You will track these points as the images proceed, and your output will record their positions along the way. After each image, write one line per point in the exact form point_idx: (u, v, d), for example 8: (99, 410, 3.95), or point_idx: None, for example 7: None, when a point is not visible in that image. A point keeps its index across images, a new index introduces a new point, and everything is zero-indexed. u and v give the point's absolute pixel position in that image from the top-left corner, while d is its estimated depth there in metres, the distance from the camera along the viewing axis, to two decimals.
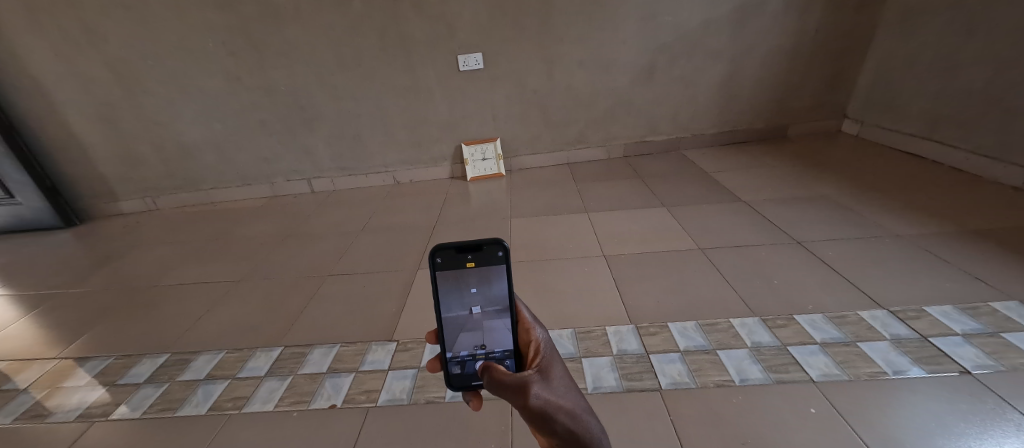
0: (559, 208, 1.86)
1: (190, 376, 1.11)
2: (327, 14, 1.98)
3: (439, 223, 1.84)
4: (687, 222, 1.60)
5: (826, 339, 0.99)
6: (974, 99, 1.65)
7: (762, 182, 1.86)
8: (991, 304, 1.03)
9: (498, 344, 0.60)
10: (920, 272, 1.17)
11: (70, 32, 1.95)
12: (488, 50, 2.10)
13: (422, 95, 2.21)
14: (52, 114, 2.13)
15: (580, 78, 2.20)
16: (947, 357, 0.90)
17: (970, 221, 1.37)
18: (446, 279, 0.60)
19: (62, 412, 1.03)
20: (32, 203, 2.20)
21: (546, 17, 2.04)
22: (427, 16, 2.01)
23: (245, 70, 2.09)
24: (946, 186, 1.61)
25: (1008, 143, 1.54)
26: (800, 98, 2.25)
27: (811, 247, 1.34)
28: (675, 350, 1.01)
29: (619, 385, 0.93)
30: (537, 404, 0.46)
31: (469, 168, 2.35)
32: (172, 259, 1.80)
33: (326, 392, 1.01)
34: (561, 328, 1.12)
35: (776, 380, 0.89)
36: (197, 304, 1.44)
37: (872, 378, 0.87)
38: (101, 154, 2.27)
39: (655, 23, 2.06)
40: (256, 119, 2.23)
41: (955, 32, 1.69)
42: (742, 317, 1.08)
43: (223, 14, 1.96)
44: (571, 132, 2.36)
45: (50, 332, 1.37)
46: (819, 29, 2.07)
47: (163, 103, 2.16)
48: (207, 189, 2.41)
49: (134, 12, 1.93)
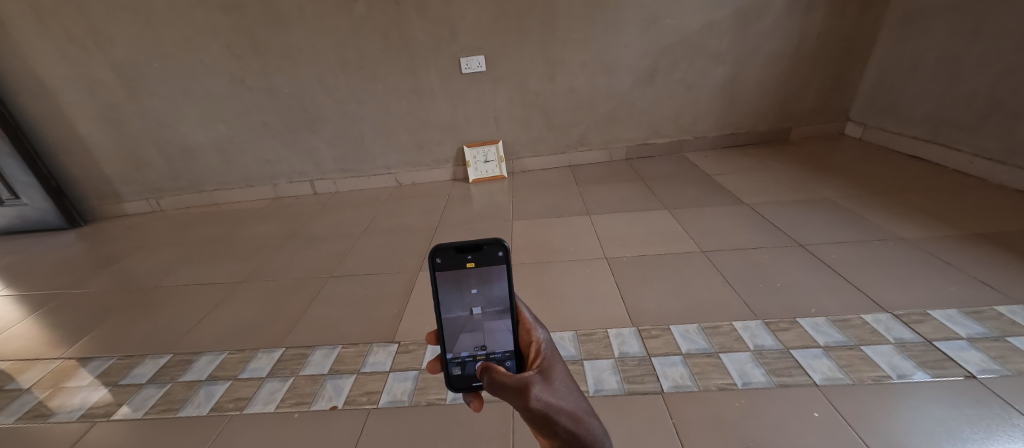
0: (561, 210, 1.86)
1: (192, 377, 1.11)
2: (330, 17, 1.99)
3: (440, 225, 1.84)
4: (688, 224, 1.60)
5: (829, 342, 0.98)
6: (977, 102, 1.64)
7: (765, 186, 1.86)
8: (996, 308, 1.02)
9: (498, 345, 0.59)
10: (925, 276, 1.16)
11: (76, 35, 1.97)
12: (490, 53, 2.11)
13: (424, 97, 2.22)
14: (58, 115, 2.15)
15: (582, 81, 2.20)
16: (951, 361, 0.89)
17: (974, 225, 1.36)
18: (447, 280, 0.61)
19: (63, 412, 1.04)
20: (37, 203, 2.22)
21: (548, 20, 2.05)
22: (430, 19, 2.02)
23: (249, 72, 2.11)
24: (952, 189, 1.60)
25: (1012, 147, 1.54)
26: (802, 101, 2.26)
27: (813, 250, 1.34)
28: (677, 352, 1.00)
29: (620, 388, 0.92)
30: (538, 406, 0.46)
31: (471, 169, 2.35)
32: (175, 259, 1.81)
33: (327, 393, 1.01)
34: (561, 330, 1.12)
35: (778, 384, 0.89)
36: (198, 304, 1.45)
37: (876, 382, 0.87)
38: (106, 155, 2.28)
39: (657, 26, 2.06)
40: (259, 121, 2.24)
41: (959, 35, 1.68)
42: (745, 320, 1.08)
43: (227, 17, 1.97)
44: (572, 134, 2.36)
45: (52, 332, 1.37)
46: (821, 32, 2.07)
47: (168, 105, 2.17)
48: (210, 190, 2.42)
49: (139, 15, 1.95)
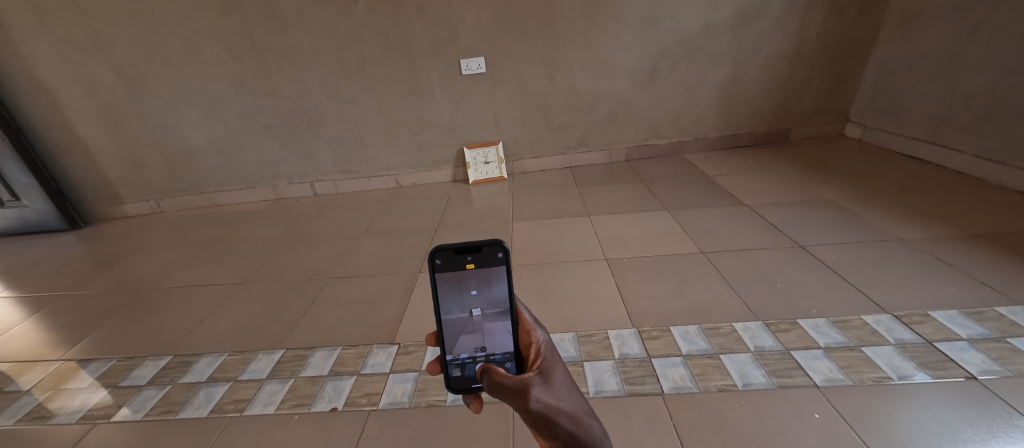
0: (561, 211, 1.86)
1: (192, 379, 1.11)
2: (331, 19, 2.00)
3: (440, 226, 1.84)
4: (688, 225, 1.60)
5: (829, 344, 0.98)
6: (976, 103, 1.65)
7: (765, 187, 1.85)
8: (996, 309, 1.02)
9: (498, 347, 0.59)
10: (925, 277, 1.16)
11: (77, 37, 1.98)
12: (490, 55, 2.12)
13: (424, 99, 2.22)
14: (59, 118, 2.15)
15: (582, 82, 2.21)
16: (952, 362, 0.89)
17: (973, 225, 1.36)
18: (446, 281, 0.61)
19: (63, 414, 1.03)
20: (37, 205, 2.22)
21: (548, 21, 2.05)
22: (430, 20, 2.02)
23: (249, 74, 2.11)
24: (952, 191, 1.59)
25: (1012, 147, 1.54)
26: (801, 102, 2.26)
27: (813, 251, 1.34)
28: (677, 354, 1.00)
29: (621, 389, 0.92)
30: (537, 408, 0.46)
31: (471, 171, 2.35)
32: (174, 261, 1.81)
33: (327, 395, 1.01)
34: (561, 331, 1.12)
35: (779, 385, 0.89)
36: (198, 306, 1.45)
37: (876, 383, 0.86)
38: (106, 157, 2.29)
39: (656, 28, 2.07)
40: (260, 122, 2.25)
41: (958, 36, 1.69)
42: (745, 322, 1.08)
43: (228, 19, 1.98)
44: (572, 135, 2.36)
45: (52, 334, 1.37)
46: (820, 33, 2.07)
47: (168, 107, 2.18)
48: (210, 192, 2.42)
49: (140, 17, 1.95)
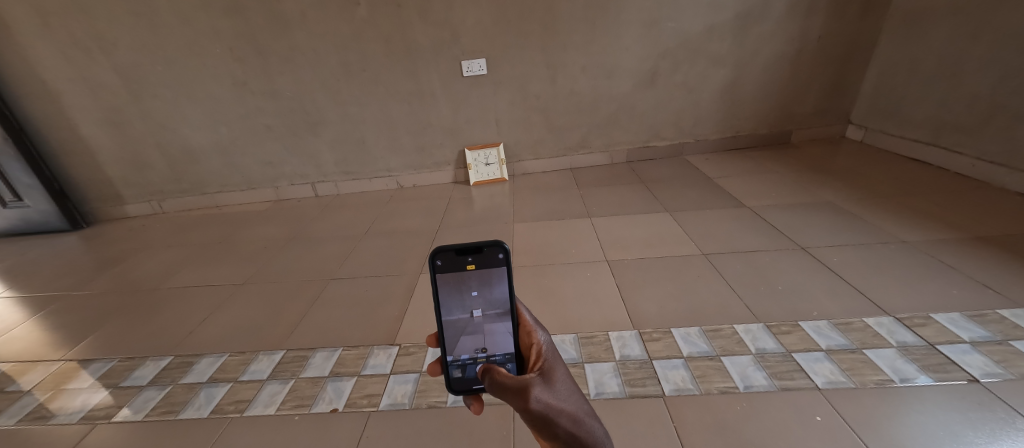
0: (562, 213, 1.86)
1: (193, 379, 1.11)
2: (333, 20, 2.00)
3: (441, 228, 1.84)
4: (689, 227, 1.60)
5: (831, 346, 0.98)
6: (978, 105, 1.65)
7: (767, 189, 1.85)
8: (999, 311, 1.02)
9: (499, 348, 0.59)
10: (926, 279, 1.16)
11: (81, 39, 1.99)
12: (491, 57, 2.12)
13: (426, 100, 2.23)
14: (61, 119, 2.16)
15: (583, 83, 2.21)
16: (954, 365, 0.89)
17: (975, 228, 1.36)
18: (447, 282, 0.61)
19: (63, 414, 1.03)
20: (40, 205, 2.23)
21: (549, 23, 2.05)
22: (432, 22, 2.03)
23: (251, 75, 2.12)
24: (954, 193, 1.59)
25: (1014, 150, 1.54)
26: (802, 104, 2.26)
27: (815, 253, 1.33)
28: (678, 356, 1.00)
29: (622, 391, 0.92)
30: (538, 408, 0.46)
31: (472, 172, 2.36)
32: (176, 261, 1.82)
33: (327, 396, 1.00)
34: (562, 333, 1.12)
35: (780, 387, 0.88)
36: (198, 307, 1.45)
37: (879, 385, 0.86)
38: (108, 158, 2.30)
39: (657, 29, 2.07)
40: (262, 124, 2.26)
41: (961, 38, 1.69)
42: (746, 323, 1.08)
43: (231, 21, 1.99)
44: (574, 137, 2.37)
45: (53, 335, 1.37)
46: (822, 35, 2.07)
47: (170, 108, 2.18)
48: (212, 192, 2.43)
49: (144, 18, 1.96)
